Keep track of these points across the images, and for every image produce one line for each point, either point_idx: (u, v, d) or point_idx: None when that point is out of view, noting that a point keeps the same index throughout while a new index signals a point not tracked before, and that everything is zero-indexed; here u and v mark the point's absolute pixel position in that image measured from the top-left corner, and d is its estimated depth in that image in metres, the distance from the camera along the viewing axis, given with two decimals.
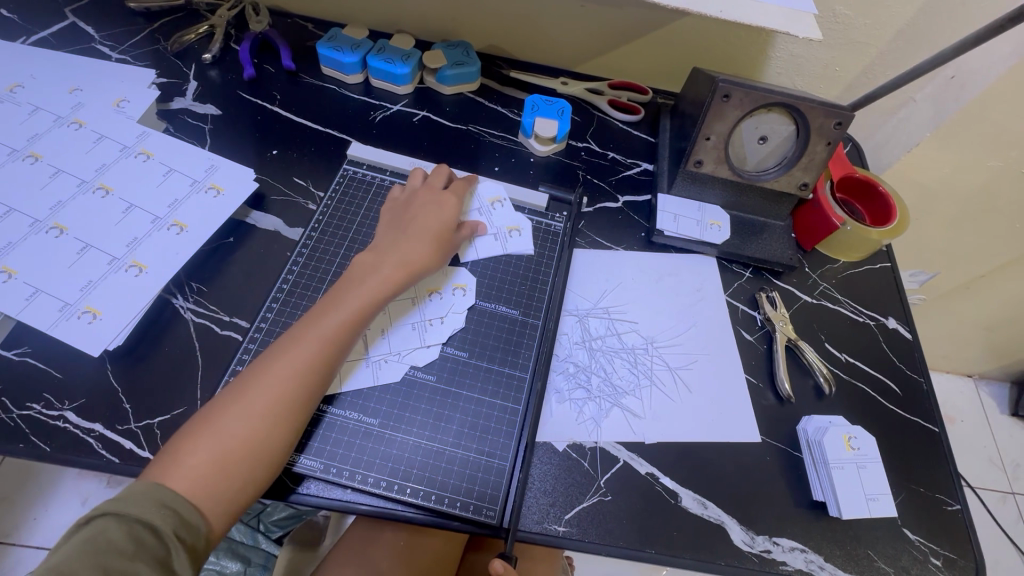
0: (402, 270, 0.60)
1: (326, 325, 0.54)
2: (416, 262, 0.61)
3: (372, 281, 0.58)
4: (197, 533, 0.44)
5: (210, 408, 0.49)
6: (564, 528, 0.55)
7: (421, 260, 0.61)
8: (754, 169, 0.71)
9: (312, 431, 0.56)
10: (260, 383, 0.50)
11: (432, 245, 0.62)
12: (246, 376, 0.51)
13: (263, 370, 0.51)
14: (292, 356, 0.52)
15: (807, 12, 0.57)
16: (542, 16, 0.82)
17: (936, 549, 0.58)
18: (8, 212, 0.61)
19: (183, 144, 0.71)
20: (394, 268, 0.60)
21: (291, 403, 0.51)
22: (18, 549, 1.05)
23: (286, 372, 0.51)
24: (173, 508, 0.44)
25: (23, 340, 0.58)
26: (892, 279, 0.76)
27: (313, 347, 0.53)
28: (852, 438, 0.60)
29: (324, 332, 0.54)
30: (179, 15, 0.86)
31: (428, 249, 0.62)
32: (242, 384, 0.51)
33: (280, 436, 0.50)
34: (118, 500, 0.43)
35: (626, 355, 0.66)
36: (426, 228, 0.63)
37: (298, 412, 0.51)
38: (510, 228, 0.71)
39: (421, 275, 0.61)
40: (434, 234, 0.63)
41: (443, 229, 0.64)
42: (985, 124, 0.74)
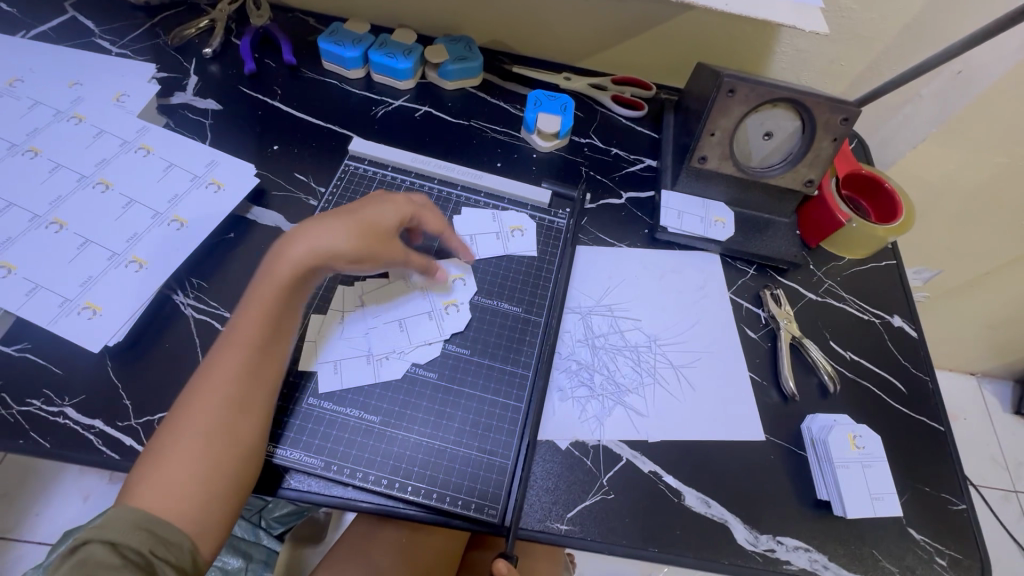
0: (310, 258, 0.54)
1: (250, 330, 0.52)
2: (326, 249, 0.54)
3: (281, 275, 0.53)
4: (183, 553, 0.44)
5: (156, 440, 0.47)
6: (567, 527, 0.54)
7: (334, 248, 0.55)
8: (759, 164, 0.71)
9: (286, 423, 0.55)
10: (192, 407, 0.48)
11: (350, 230, 0.55)
12: (182, 400, 0.49)
13: (194, 390, 0.49)
14: (221, 369, 0.50)
15: (815, 6, 0.56)
16: (544, 10, 0.81)
17: (942, 549, 0.57)
18: (7, 207, 0.60)
19: (184, 139, 0.70)
20: (287, 262, 0.54)
21: (230, 418, 0.48)
22: (18, 545, 1.05)
23: (218, 389, 0.49)
24: (152, 530, 0.43)
25: (23, 337, 0.57)
26: (898, 277, 0.75)
27: (237, 352, 0.51)
28: (858, 437, 0.59)
29: (247, 337, 0.52)
30: (180, 10, 0.85)
31: (342, 234, 0.55)
32: (178, 412, 0.48)
33: (230, 457, 0.48)
34: (98, 526, 0.42)
35: (629, 352, 0.65)
36: (348, 216, 0.57)
37: (242, 429, 0.49)
38: (514, 227, 0.71)
39: (337, 262, 0.55)
40: (359, 223, 0.56)
41: (365, 216, 0.57)
42: (993, 120, 0.73)
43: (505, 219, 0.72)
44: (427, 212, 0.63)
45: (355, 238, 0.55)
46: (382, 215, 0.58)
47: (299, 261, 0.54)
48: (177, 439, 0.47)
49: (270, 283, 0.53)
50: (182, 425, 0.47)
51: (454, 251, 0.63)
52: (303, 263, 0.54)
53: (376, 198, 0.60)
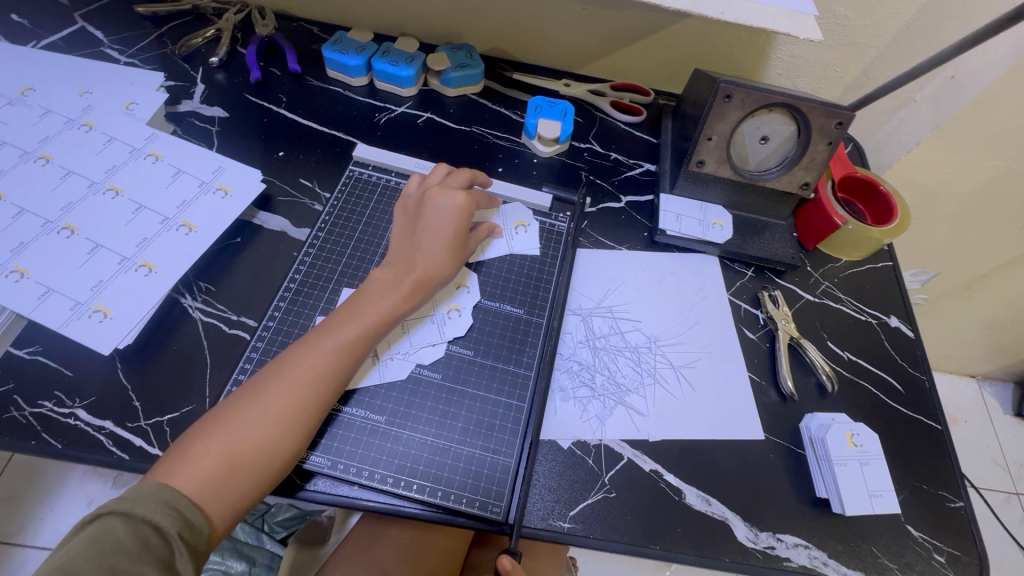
0: (415, 278, 0.59)
1: (341, 330, 0.55)
2: (429, 273, 0.60)
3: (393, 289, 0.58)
4: (200, 534, 0.45)
5: (223, 407, 0.50)
6: (569, 524, 0.55)
7: (433, 271, 0.60)
8: (755, 168, 0.72)
9: (325, 429, 0.56)
10: (238, 415, 0.49)
11: (446, 254, 0.61)
12: (259, 377, 0.52)
13: (278, 371, 0.52)
14: (309, 360, 0.53)
15: (809, 13, 0.57)
16: (544, 19, 0.83)
17: (939, 545, 0.58)
18: (20, 213, 0.62)
19: (191, 145, 0.71)
20: (409, 276, 0.59)
21: (302, 406, 0.51)
22: (22, 549, 1.06)
23: (299, 377, 0.52)
24: (177, 507, 0.44)
25: (35, 340, 0.58)
26: (894, 278, 0.76)
27: (330, 351, 0.53)
28: (855, 435, 0.60)
29: (341, 336, 0.54)
30: (187, 20, 0.87)
31: (442, 257, 0.61)
32: (256, 386, 0.51)
33: (289, 439, 0.50)
34: (124, 500, 0.43)
35: (629, 353, 0.66)
36: (440, 231, 0.62)
37: (308, 417, 0.51)
38: (517, 223, 0.73)
39: (434, 281, 0.60)
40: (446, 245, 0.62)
41: (454, 228, 0.62)
42: (985, 124, 0.75)
43: (510, 214, 0.73)
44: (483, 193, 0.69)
45: (449, 255, 0.62)
46: (459, 220, 0.63)
47: (407, 285, 0.59)
48: (242, 410, 0.49)
49: (381, 294, 0.58)
50: (255, 401, 0.50)
51: (491, 227, 0.68)
52: (409, 285, 0.59)
53: (443, 196, 0.65)
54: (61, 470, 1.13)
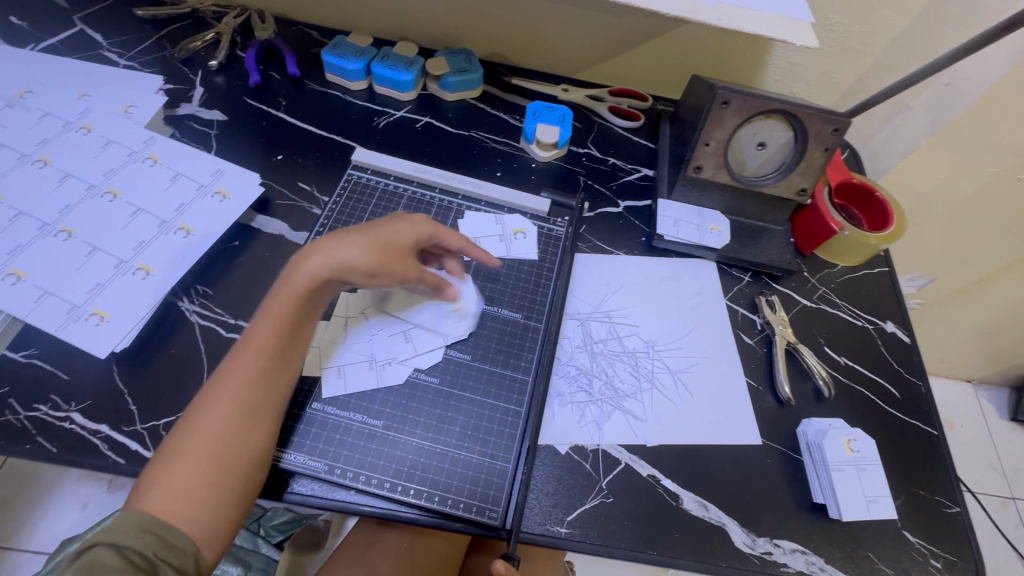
0: (328, 267, 0.55)
1: (260, 335, 0.53)
2: (343, 260, 0.55)
3: (293, 287, 0.54)
4: (186, 555, 0.45)
5: (167, 442, 0.48)
6: (567, 530, 0.55)
7: (347, 258, 0.55)
8: (753, 174, 0.72)
9: (292, 426, 0.56)
10: (199, 438, 0.48)
11: (368, 244, 0.56)
12: (193, 406, 0.50)
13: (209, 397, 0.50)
14: (234, 377, 0.51)
15: (805, 20, 0.58)
16: (543, 24, 0.83)
17: (937, 551, 0.58)
18: (17, 216, 0.61)
19: (189, 149, 0.71)
20: (320, 266, 0.55)
21: (246, 423, 0.49)
22: (18, 553, 1.05)
23: (230, 394, 0.50)
24: (156, 532, 0.44)
25: (31, 343, 0.58)
26: (890, 284, 0.76)
27: (251, 360, 0.52)
28: (852, 440, 0.60)
29: (257, 345, 0.52)
30: (186, 23, 0.87)
31: (358, 246, 0.56)
32: (192, 414, 0.49)
33: (242, 462, 0.48)
34: (101, 526, 0.43)
35: (627, 358, 0.66)
36: (363, 228, 0.58)
37: (253, 432, 0.50)
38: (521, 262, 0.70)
39: (350, 271, 0.56)
40: (384, 243, 0.58)
41: (385, 231, 0.58)
42: (980, 131, 0.75)
43: (508, 222, 0.74)
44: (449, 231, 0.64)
45: (371, 249, 0.56)
46: (402, 234, 0.59)
47: (319, 269, 0.55)
48: (184, 442, 0.48)
49: (281, 291, 0.54)
50: (196, 429, 0.48)
51: (462, 240, 0.63)
52: (320, 270, 0.55)
53: (377, 207, 0.61)
54: (56, 472, 1.13)
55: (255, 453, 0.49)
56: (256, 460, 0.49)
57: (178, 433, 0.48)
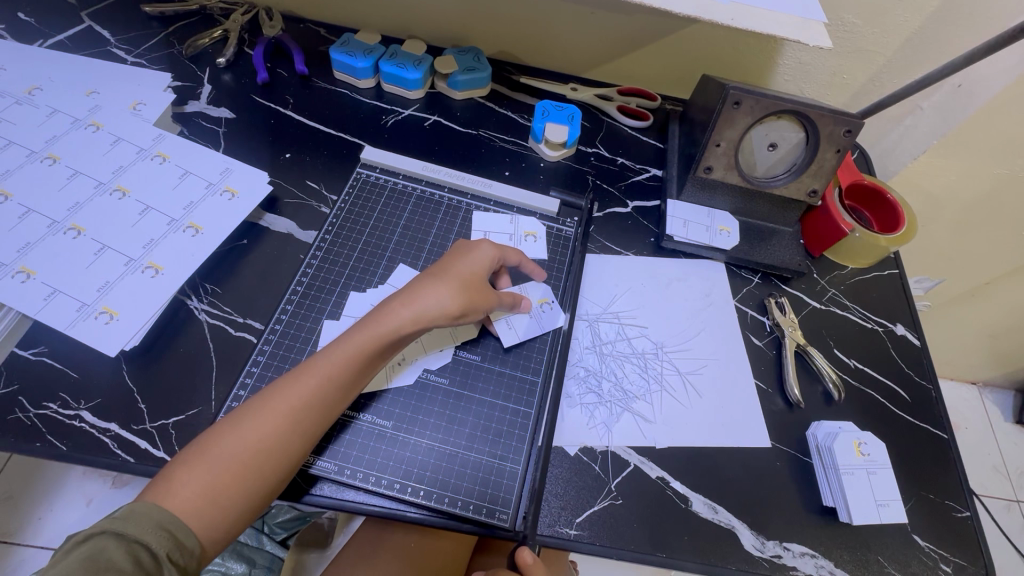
0: (415, 317, 0.55)
1: (338, 360, 0.52)
2: (431, 309, 0.55)
3: (385, 323, 0.54)
4: (192, 556, 0.44)
5: (209, 435, 0.48)
6: (575, 531, 0.55)
7: (435, 306, 0.55)
8: (764, 175, 0.72)
9: (337, 436, 0.56)
10: (238, 439, 0.48)
11: (452, 291, 0.56)
12: (243, 405, 0.50)
13: (263, 403, 0.50)
14: (295, 390, 0.51)
15: (818, 20, 0.57)
16: (552, 23, 0.83)
17: (946, 555, 0.58)
18: (27, 213, 0.61)
19: (198, 146, 0.71)
20: (409, 315, 0.55)
21: (288, 434, 0.49)
22: (21, 549, 1.05)
23: (283, 407, 0.50)
24: (169, 530, 0.43)
25: (40, 341, 0.58)
26: (900, 286, 0.76)
27: (317, 382, 0.51)
28: (863, 444, 0.60)
29: (329, 368, 0.52)
30: (195, 20, 0.87)
31: (445, 292, 0.56)
32: (240, 413, 0.49)
33: (269, 475, 0.48)
34: (117, 519, 0.43)
35: (636, 360, 0.66)
36: (451, 273, 0.58)
37: (293, 443, 0.49)
38: (539, 301, 0.67)
39: (436, 321, 0.56)
40: (458, 280, 0.58)
41: (469, 275, 0.59)
42: (993, 133, 0.75)
43: (521, 223, 0.73)
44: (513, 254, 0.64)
45: (457, 296, 0.56)
46: (478, 272, 0.59)
47: (404, 317, 0.55)
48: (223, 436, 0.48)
49: (370, 326, 0.54)
50: (240, 429, 0.48)
51: (514, 299, 0.62)
52: (407, 319, 0.55)
53: (468, 248, 0.61)
54: (59, 470, 1.13)
55: (289, 463, 0.49)
56: (288, 470, 0.50)
57: (223, 427, 0.49)
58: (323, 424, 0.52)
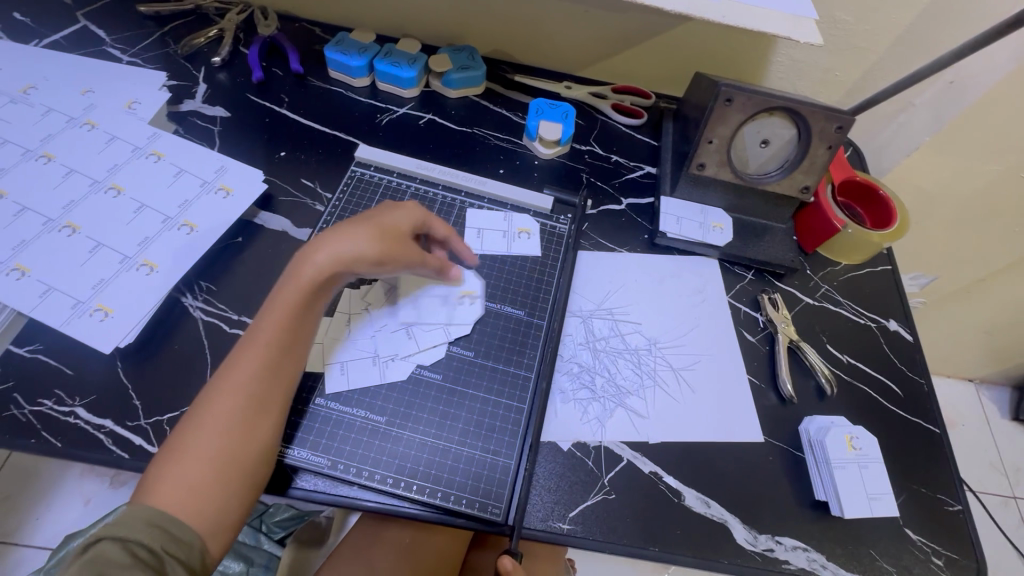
0: (337, 264, 0.54)
1: (269, 329, 0.52)
2: (349, 251, 0.54)
3: (306, 274, 0.53)
4: (192, 549, 0.45)
5: (173, 437, 0.48)
6: (568, 526, 0.55)
7: (355, 249, 0.54)
8: (756, 172, 0.72)
9: (296, 421, 0.56)
10: (204, 432, 0.48)
11: (370, 234, 0.55)
12: (197, 403, 0.50)
13: (215, 392, 0.50)
14: (240, 369, 0.51)
15: (810, 17, 0.57)
16: (546, 21, 0.83)
17: (938, 549, 0.58)
18: (22, 211, 0.62)
19: (193, 145, 0.72)
20: (329, 262, 0.53)
21: (248, 415, 0.49)
22: (19, 548, 1.06)
23: (234, 390, 0.50)
24: (162, 526, 0.44)
25: (35, 338, 0.58)
26: (893, 282, 0.76)
27: (261, 355, 0.51)
28: (854, 438, 0.60)
29: (266, 337, 0.52)
30: (190, 19, 0.87)
31: (360, 235, 0.55)
32: (195, 410, 0.49)
33: (248, 461, 0.49)
34: (109, 520, 0.44)
35: (629, 355, 0.66)
36: (366, 219, 0.57)
37: (257, 424, 0.50)
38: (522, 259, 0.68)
39: (353, 264, 0.54)
40: (377, 226, 0.57)
41: (384, 220, 0.58)
42: (985, 129, 0.75)
43: (514, 220, 0.74)
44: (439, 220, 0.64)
45: (375, 239, 0.55)
46: (400, 222, 0.59)
47: (323, 262, 0.53)
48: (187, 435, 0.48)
49: (293, 281, 0.53)
50: (201, 425, 0.48)
51: (440, 266, 0.62)
52: (326, 263, 0.53)
53: (386, 203, 0.61)
54: (57, 470, 1.13)
55: (264, 447, 0.50)
56: (264, 451, 0.50)
57: (184, 427, 0.48)
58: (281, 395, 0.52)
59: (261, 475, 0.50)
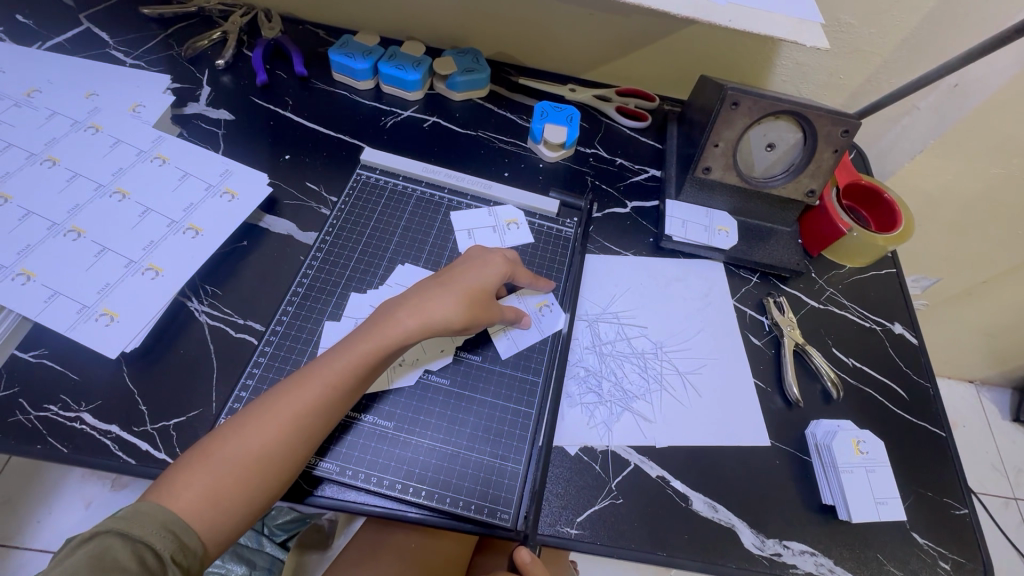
0: (421, 324, 0.55)
1: (339, 365, 0.52)
2: (438, 319, 0.56)
3: (391, 328, 0.55)
4: (195, 557, 0.45)
5: (211, 438, 0.48)
6: (576, 531, 0.55)
7: (443, 319, 0.56)
8: (762, 175, 0.72)
9: None
10: (239, 445, 0.48)
11: (460, 304, 0.57)
12: (250, 408, 0.50)
13: (266, 407, 0.50)
14: (298, 394, 0.50)
15: (817, 21, 0.57)
16: (551, 24, 0.83)
17: (945, 553, 0.58)
18: (26, 215, 0.61)
19: (198, 148, 0.71)
20: (413, 319, 0.55)
21: (288, 442, 0.49)
22: (20, 552, 1.05)
23: (286, 413, 0.50)
24: (174, 531, 0.44)
25: (40, 343, 0.58)
26: (898, 285, 0.76)
27: (320, 389, 0.51)
28: (861, 442, 0.60)
29: (333, 374, 0.52)
30: (193, 21, 0.87)
31: (453, 304, 0.57)
32: (244, 417, 0.49)
33: (273, 479, 0.48)
34: (122, 519, 0.43)
35: (636, 359, 0.66)
36: (460, 283, 0.58)
37: (293, 449, 0.49)
38: (539, 304, 0.67)
39: (441, 331, 0.57)
40: (467, 292, 0.58)
41: (477, 287, 0.59)
42: (989, 133, 0.75)
43: (500, 213, 0.74)
44: (522, 269, 0.64)
45: (467, 310, 0.57)
46: (488, 284, 0.60)
47: (410, 326, 0.55)
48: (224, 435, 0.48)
49: (378, 332, 0.54)
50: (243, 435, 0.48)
51: (518, 314, 0.63)
52: (412, 328, 0.55)
53: (481, 260, 0.61)
54: (59, 472, 1.12)
55: (292, 469, 0.49)
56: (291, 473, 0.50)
57: (224, 431, 0.49)
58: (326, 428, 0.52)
59: (276, 494, 0.49)
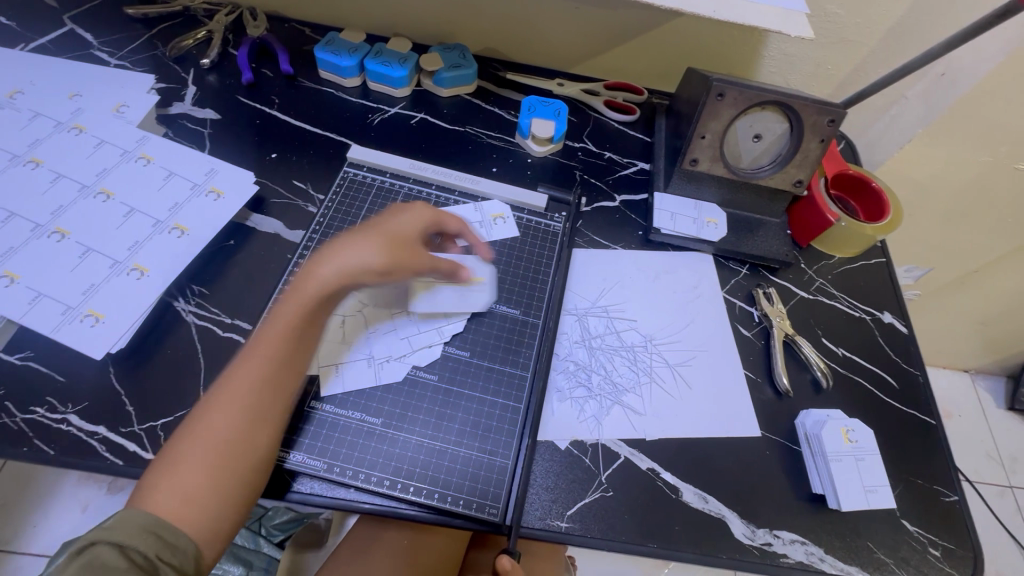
0: (344, 276, 0.55)
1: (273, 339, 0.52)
2: (354, 263, 0.55)
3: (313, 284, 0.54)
4: (186, 555, 0.44)
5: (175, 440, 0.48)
6: (567, 524, 0.55)
7: (359, 260, 0.55)
8: (749, 166, 0.72)
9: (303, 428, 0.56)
10: (194, 442, 0.47)
11: (375, 245, 0.56)
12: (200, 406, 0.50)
13: (209, 403, 0.50)
14: (237, 384, 0.50)
15: (800, 11, 0.57)
16: (538, 18, 0.83)
17: (935, 539, 0.58)
18: (9, 217, 0.61)
19: (183, 148, 0.71)
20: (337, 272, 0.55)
21: (241, 423, 0.49)
22: (16, 557, 1.05)
23: (230, 404, 0.49)
24: (158, 533, 0.43)
25: (26, 345, 0.58)
26: (887, 275, 0.76)
27: (260, 367, 0.51)
28: (850, 431, 0.60)
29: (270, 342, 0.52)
30: (178, 21, 0.87)
31: (370, 247, 0.56)
32: (197, 411, 0.49)
33: (241, 472, 0.48)
34: (105, 527, 0.43)
35: (626, 353, 0.66)
36: (375, 230, 0.58)
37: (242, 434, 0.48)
38: (477, 278, 0.66)
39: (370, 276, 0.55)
40: (386, 235, 0.57)
41: (395, 231, 0.58)
42: (977, 120, 0.75)
43: (487, 208, 0.74)
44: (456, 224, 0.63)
45: (384, 255, 0.56)
46: (406, 230, 0.59)
47: (329, 275, 0.54)
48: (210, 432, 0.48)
49: (292, 297, 0.54)
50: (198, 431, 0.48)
51: (456, 265, 0.62)
52: (331, 277, 0.54)
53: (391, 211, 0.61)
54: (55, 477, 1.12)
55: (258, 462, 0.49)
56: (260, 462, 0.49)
57: (184, 428, 0.49)
58: (282, 404, 0.52)
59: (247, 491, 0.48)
